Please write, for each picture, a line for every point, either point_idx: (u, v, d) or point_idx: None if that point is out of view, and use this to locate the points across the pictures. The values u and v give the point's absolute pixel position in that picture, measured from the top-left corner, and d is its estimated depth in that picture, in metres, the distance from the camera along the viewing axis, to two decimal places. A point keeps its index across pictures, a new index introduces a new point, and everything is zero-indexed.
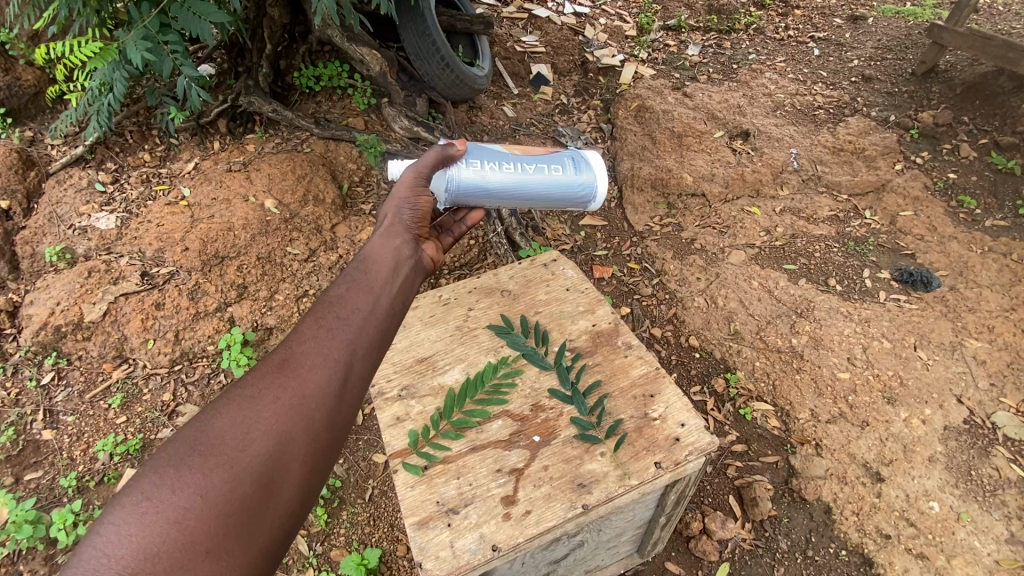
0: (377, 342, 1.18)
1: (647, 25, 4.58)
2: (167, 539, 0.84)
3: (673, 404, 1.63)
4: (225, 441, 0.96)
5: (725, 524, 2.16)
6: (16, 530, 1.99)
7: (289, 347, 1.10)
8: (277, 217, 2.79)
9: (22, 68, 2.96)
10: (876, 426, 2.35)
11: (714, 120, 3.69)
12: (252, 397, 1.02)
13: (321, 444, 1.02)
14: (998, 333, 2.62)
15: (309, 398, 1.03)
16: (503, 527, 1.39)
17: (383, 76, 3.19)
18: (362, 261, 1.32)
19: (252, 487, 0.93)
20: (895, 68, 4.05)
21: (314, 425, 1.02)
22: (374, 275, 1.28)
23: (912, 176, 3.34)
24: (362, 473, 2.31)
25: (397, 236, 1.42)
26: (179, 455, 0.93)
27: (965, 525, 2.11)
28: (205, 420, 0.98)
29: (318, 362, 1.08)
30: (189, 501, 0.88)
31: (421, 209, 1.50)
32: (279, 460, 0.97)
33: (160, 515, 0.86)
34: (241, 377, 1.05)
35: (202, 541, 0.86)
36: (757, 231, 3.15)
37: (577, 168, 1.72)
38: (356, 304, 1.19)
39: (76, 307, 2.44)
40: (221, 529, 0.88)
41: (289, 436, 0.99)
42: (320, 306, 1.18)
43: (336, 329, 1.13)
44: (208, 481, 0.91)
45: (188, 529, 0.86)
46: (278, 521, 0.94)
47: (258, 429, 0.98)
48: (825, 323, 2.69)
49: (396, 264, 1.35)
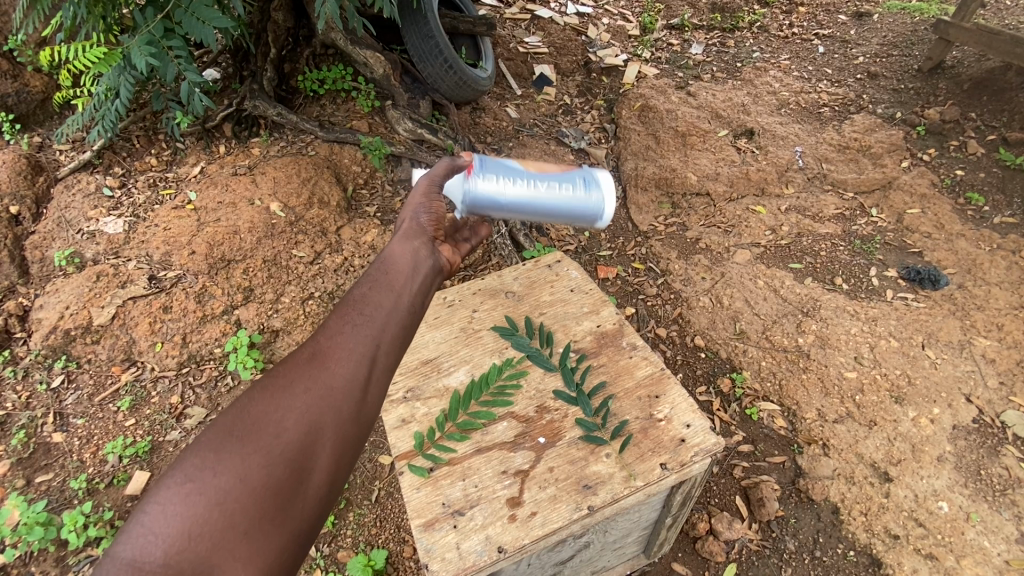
0: (401, 338, 1.18)
1: (650, 24, 4.57)
2: (209, 520, 0.85)
3: (679, 405, 1.63)
4: (260, 427, 0.97)
5: (732, 524, 2.15)
6: (28, 532, 2.03)
7: (318, 340, 1.10)
8: (282, 220, 2.81)
9: (30, 74, 3.00)
10: (884, 425, 2.34)
11: (718, 119, 3.68)
12: (282, 387, 1.02)
13: (349, 435, 1.02)
14: (1007, 331, 2.60)
15: (338, 390, 1.04)
16: (508, 529, 1.39)
17: (386, 78, 3.23)
18: (384, 259, 1.32)
19: (286, 473, 0.94)
20: (901, 65, 4.02)
21: (342, 416, 1.02)
22: (396, 272, 1.28)
23: (919, 174, 3.31)
24: (368, 474, 2.32)
25: (416, 235, 1.42)
26: (216, 439, 0.94)
27: (975, 525, 2.09)
28: (241, 407, 0.99)
29: (345, 355, 1.08)
30: (229, 484, 0.89)
31: (436, 212, 1.51)
32: (311, 448, 0.97)
33: (202, 496, 0.87)
34: (272, 369, 1.06)
35: (240, 524, 0.87)
36: (762, 230, 3.13)
37: (586, 186, 1.70)
38: (380, 301, 1.19)
39: (85, 312, 2.47)
40: (257, 512, 0.89)
41: (319, 426, 0.99)
42: (347, 301, 1.18)
43: (362, 324, 1.13)
44: (246, 466, 0.92)
45: (227, 512, 0.87)
46: (311, 506, 0.95)
47: (292, 417, 0.98)
48: (831, 322, 2.68)
49: (417, 262, 1.34)
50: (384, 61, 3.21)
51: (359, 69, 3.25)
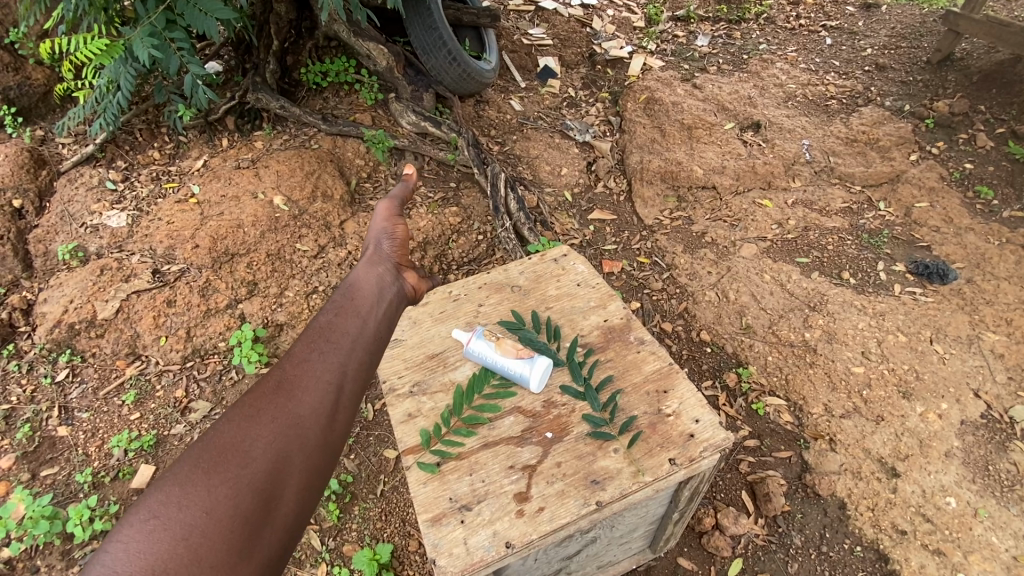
0: (368, 363, 1.18)
1: (656, 16, 4.54)
2: (173, 556, 0.81)
3: (687, 400, 1.62)
4: (227, 457, 0.94)
5: (738, 519, 2.14)
6: (33, 525, 2.02)
7: (283, 370, 1.09)
8: (285, 214, 2.80)
9: (32, 67, 2.98)
10: (891, 420, 2.33)
11: (724, 111, 3.65)
12: (249, 417, 1.00)
13: (317, 462, 1.00)
14: (1017, 326, 2.58)
15: (305, 417, 1.02)
16: (516, 525, 1.38)
17: (389, 71, 3.21)
18: (348, 290, 1.34)
19: (254, 503, 0.90)
20: (910, 57, 3.97)
21: (310, 443, 1.00)
22: (360, 301, 1.31)
23: (927, 167, 3.28)
24: (373, 469, 2.32)
25: (380, 263, 1.47)
26: (181, 473, 0.90)
27: (982, 520, 2.08)
28: (205, 440, 0.96)
29: (312, 383, 1.07)
30: (195, 517, 0.85)
31: (398, 238, 1.57)
32: (279, 477, 0.94)
33: (167, 531, 0.83)
34: (237, 402, 1.04)
35: (207, 557, 0.82)
36: (768, 223, 3.11)
37: (527, 361, 1.63)
38: (344, 328, 1.20)
39: (89, 305, 2.47)
40: (225, 544, 0.84)
41: (286, 455, 0.97)
42: (312, 330, 1.18)
43: (328, 352, 1.13)
44: (213, 497, 0.88)
45: (194, 546, 0.82)
46: (281, 537, 0.91)
47: (258, 447, 0.96)
48: (838, 317, 2.66)
49: (381, 290, 1.38)
50: (387, 53, 3.20)
51: (362, 61, 3.23)
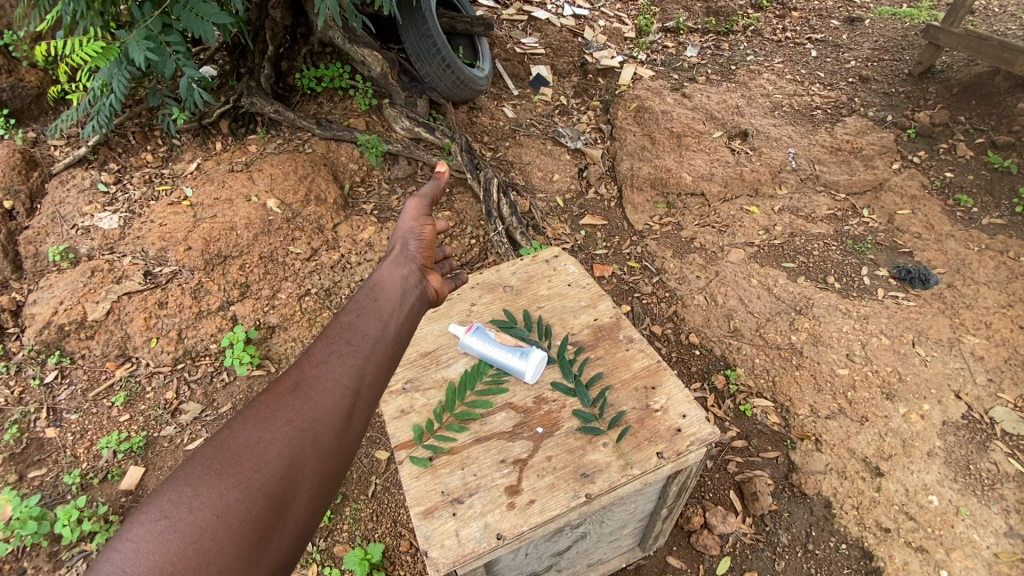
0: (384, 368, 1.18)
1: (646, 27, 4.62)
2: (182, 559, 0.81)
3: (675, 396, 1.65)
4: (240, 459, 0.93)
5: (726, 518, 2.17)
6: (21, 526, 2.00)
7: (301, 370, 1.09)
8: (279, 217, 2.81)
9: (25, 69, 2.98)
10: (875, 421, 2.37)
11: (713, 120, 3.72)
12: (265, 419, 1.00)
13: (330, 468, 0.99)
14: (996, 329, 2.64)
15: (320, 421, 1.01)
16: (507, 517, 1.40)
17: (383, 77, 3.24)
18: (371, 290, 1.36)
19: (265, 508, 0.90)
20: (892, 69, 4.08)
21: (323, 449, 0.99)
22: (382, 302, 1.31)
23: (909, 176, 3.37)
24: (365, 469, 2.33)
25: (405, 264, 1.49)
26: (194, 472, 0.91)
27: (964, 518, 2.12)
28: (219, 439, 0.96)
29: (330, 386, 1.07)
30: (206, 520, 0.85)
31: (424, 239, 1.60)
32: (290, 483, 0.94)
33: (177, 534, 0.83)
34: (253, 401, 1.04)
35: (215, 562, 0.82)
36: (755, 229, 3.18)
37: (523, 353, 1.68)
38: (364, 331, 1.20)
39: (79, 306, 2.46)
40: (234, 549, 0.84)
41: (300, 460, 0.96)
42: (332, 332, 1.18)
43: (346, 354, 1.13)
44: (223, 500, 0.88)
45: (203, 550, 0.82)
46: (287, 543, 0.91)
47: (272, 450, 0.96)
48: (823, 320, 2.72)
49: (403, 292, 1.39)
50: (382, 59, 3.22)
51: (358, 67, 3.26)
